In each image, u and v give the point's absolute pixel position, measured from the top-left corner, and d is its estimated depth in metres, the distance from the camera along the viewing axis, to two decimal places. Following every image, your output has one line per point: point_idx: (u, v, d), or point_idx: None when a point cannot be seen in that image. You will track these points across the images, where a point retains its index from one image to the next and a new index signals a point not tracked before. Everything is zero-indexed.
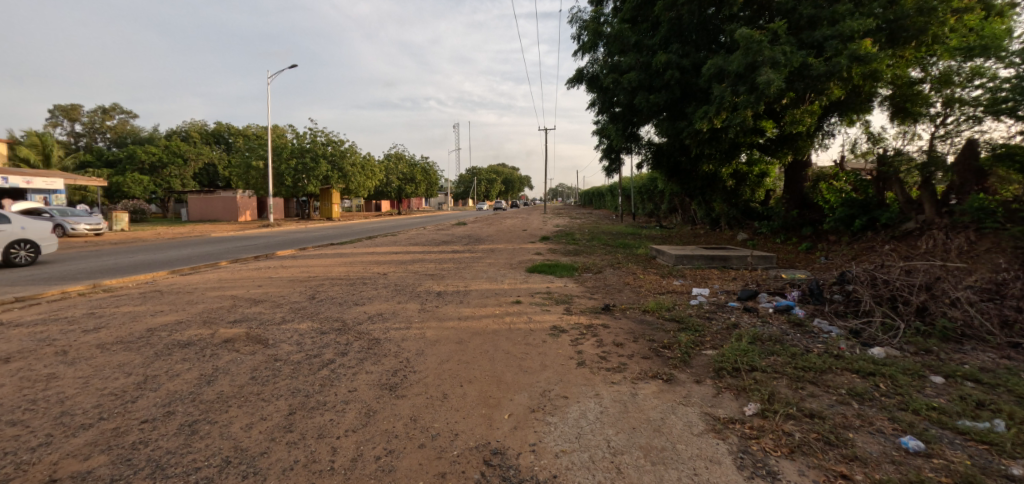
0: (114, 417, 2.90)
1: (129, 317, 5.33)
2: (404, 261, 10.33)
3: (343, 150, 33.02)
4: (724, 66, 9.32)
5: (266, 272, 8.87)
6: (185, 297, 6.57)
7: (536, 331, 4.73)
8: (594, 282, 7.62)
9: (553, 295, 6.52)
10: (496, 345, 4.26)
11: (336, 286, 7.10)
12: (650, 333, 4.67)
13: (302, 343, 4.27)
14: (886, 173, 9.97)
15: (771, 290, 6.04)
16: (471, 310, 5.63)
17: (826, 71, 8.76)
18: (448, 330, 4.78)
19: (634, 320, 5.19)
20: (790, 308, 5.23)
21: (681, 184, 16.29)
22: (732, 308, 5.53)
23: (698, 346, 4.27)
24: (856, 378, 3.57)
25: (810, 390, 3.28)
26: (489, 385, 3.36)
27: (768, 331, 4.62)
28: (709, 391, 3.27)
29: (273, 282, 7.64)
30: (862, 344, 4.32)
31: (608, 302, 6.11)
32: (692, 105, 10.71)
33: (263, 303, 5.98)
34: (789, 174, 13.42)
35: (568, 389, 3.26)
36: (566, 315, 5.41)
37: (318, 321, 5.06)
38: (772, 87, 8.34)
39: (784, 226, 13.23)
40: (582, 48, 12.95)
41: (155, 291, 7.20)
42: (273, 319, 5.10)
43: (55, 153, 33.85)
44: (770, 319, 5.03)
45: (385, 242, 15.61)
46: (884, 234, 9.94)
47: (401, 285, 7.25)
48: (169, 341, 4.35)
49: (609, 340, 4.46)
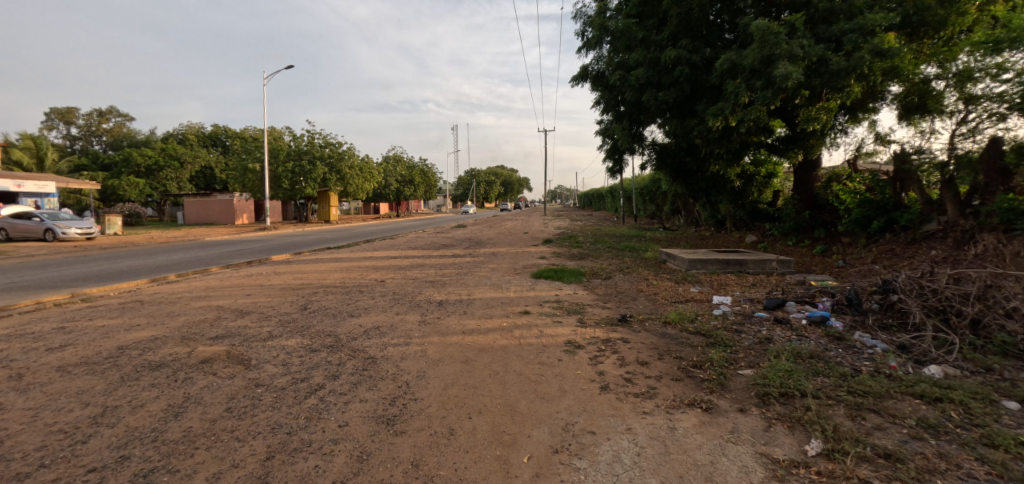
0: (57, 464, 2.45)
1: (100, 333, 4.85)
2: (403, 267, 9.84)
3: (342, 153, 32.56)
4: (738, 61, 8.91)
5: (257, 279, 8.38)
6: (166, 308, 6.09)
7: (549, 348, 4.26)
8: (605, 289, 7.14)
9: (564, 304, 6.04)
10: (507, 365, 3.80)
11: (330, 295, 6.62)
12: (676, 349, 4.22)
13: (289, 364, 3.80)
14: (905, 172, 9.54)
15: (800, 298, 5.58)
16: (476, 322, 5.16)
17: (847, 66, 8.31)
18: (452, 346, 4.31)
19: (656, 333, 4.73)
20: (826, 319, 4.76)
21: (686, 185, 15.75)
22: (760, 319, 5.07)
23: (733, 365, 3.80)
24: (922, 405, 3.11)
25: (873, 422, 2.83)
26: (502, 418, 2.90)
27: (807, 347, 4.16)
28: (758, 424, 2.81)
29: (263, 290, 7.16)
30: (914, 361, 3.86)
31: (624, 311, 5.65)
32: (703, 102, 10.24)
33: (250, 315, 5.49)
34: (799, 173, 12.89)
35: (595, 423, 2.81)
36: (580, 327, 4.94)
37: (308, 336, 4.58)
38: (790, 81, 7.97)
39: (795, 228, 12.86)
40: (587, 45, 12.51)
41: (137, 302, 6.73)
42: (259, 335, 4.62)
43: (50, 156, 33.33)
44: (805, 332, 4.57)
45: (384, 245, 15.15)
46: (904, 237, 9.46)
47: (399, 294, 6.76)
48: (139, 363, 3.88)
49: (632, 358, 3.99)
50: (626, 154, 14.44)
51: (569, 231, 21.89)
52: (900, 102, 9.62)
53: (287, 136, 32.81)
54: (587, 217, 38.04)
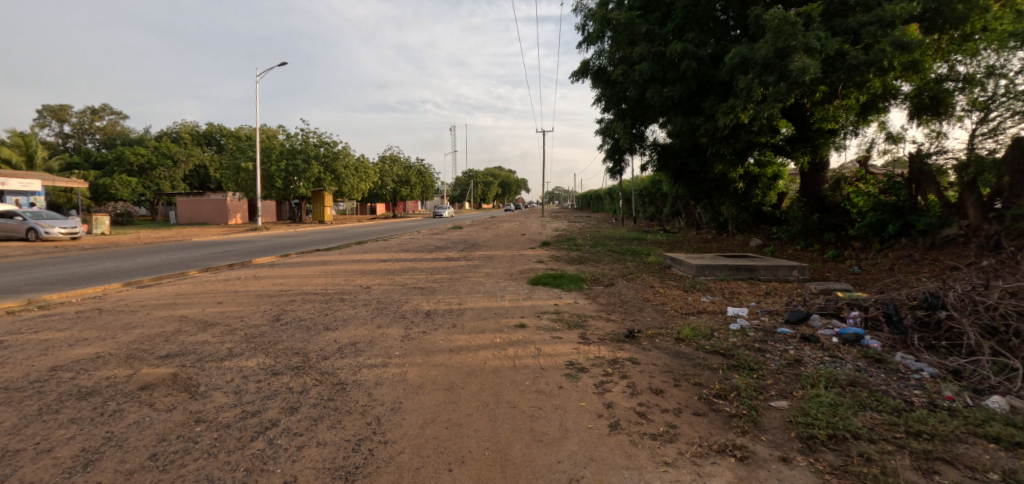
0: None
1: (37, 350, 4.24)
2: (393, 272, 9.24)
3: (336, 152, 31.93)
4: (749, 55, 8.38)
5: (234, 285, 7.78)
6: (124, 318, 5.48)
7: (548, 371, 3.69)
8: (608, 298, 6.58)
9: (564, 316, 5.49)
10: (499, 393, 3.24)
11: (308, 304, 6.02)
12: (694, 373, 3.68)
13: (242, 393, 3.22)
14: (924, 172, 9.09)
15: (826, 311, 5.04)
16: (465, 338, 4.57)
17: (865, 60, 7.83)
18: (436, 368, 3.75)
19: (669, 352, 4.18)
20: (860, 338, 4.24)
21: (688, 186, 15.24)
22: (785, 336, 4.52)
23: (762, 396, 3.28)
24: (1000, 452, 2.56)
25: (951, 479, 2.29)
26: (490, 470, 2.35)
27: (845, 371, 3.63)
28: (808, 481, 2.27)
29: (236, 297, 6.56)
30: (972, 390, 3.33)
31: (630, 325, 5.10)
32: (711, 99, 9.69)
33: (214, 328, 4.90)
34: (806, 175, 12.39)
35: (604, 480, 2.26)
36: (583, 345, 4.37)
37: (273, 355, 4.00)
38: (807, 75, 7.46)
39: (803, 232, 12.38)
40: (588, 39, 11.94)
41: (96, 310, 6.11)
42: (217, 353, 4.04)
43: (39, 154, 32.57)
44: (839, 352, 4.04)
45: (376, 247, 14.57)
46: (922, 242, 8.95)
47: (384, 303, 6.17)
48: (66, 390, 3.30)
49: (644, 384, 3.44)
50: (627, 154, 13.91)
51: (568, 233, 21.43)
52: (910, 102, 9.10)
53: (282, 135, 32.19)
54: (585, 219, 37.57)
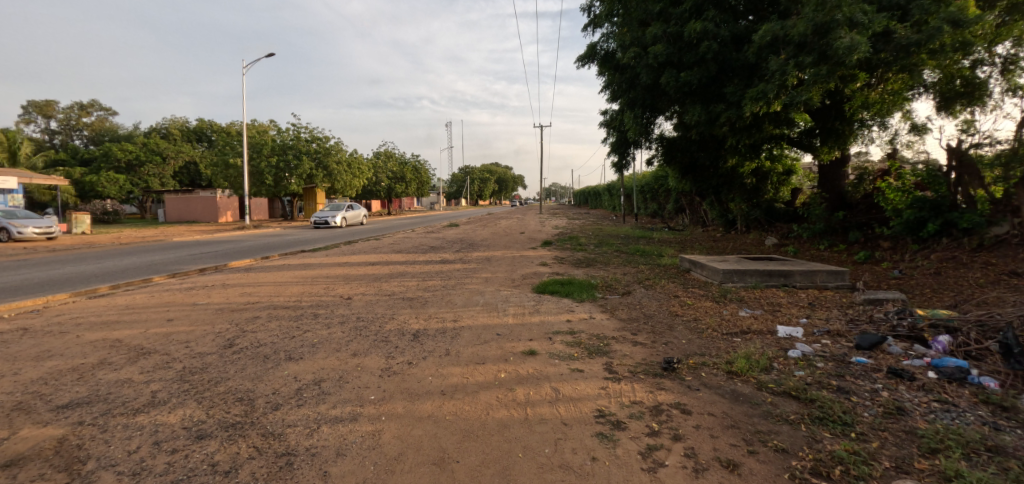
0: None
1: None
2: (382, 278, 8.23)
3: (329, 147, 30.84)
4: (782, 32, 7.42)
5: (196, 295, 6.76)
6: (45, 343, 4.47)
7: (573, 428, 2.74)
8: (628, 312, 5.62)
9: (580, 337, 4.54)
10: (508, 474, 2.28)
11: (274, 323, 5.02)
12: (770, 431, 2.71)
13: (142, 475, 2.27)
14: (969, 166, 8.13)
15: (902, 335, 4.07)
16: (461, 373, 3.60)
17: (917, 40, 6.87)
18: (422, 424, 2.79)
19: (724, 394, 3.23)
20: (968, 376, 3.30)
21: (696, 183, 14.27)
22: (865, 369, 3.56)
23: (879, 471, 2.33)
24: None
25: None
26: None
27: (975, 430, 2.68)
28: None
29: (192, 313, 5.55)
30: None
31: (664, 351, 4.13)
32: (733, 84, 8.70)
33: (148, 359, 3.93)
34: (827, 170, 11.45)
35: None
36: (611, 383, 3.41)
37: (208, 404, 3.03)
38: (856, 54, 6.51)
39: (824, 231, 11.37)
40: (594, 21, 10.96)
41: (20, 330, 5.08)
42: (133, 402, 3.06)
43: (23, 150, 31.29)
44: (948, 396, 3.09)
45: (367, 247, 13.59)
46: (969, 242, 7.90)
47: (365, 319, 5.23)
48: None
49: (708, 451, 2.50)
50: (633, 147, 12.91)
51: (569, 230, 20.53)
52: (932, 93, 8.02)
53: (273, 130, 31.02)
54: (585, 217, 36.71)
